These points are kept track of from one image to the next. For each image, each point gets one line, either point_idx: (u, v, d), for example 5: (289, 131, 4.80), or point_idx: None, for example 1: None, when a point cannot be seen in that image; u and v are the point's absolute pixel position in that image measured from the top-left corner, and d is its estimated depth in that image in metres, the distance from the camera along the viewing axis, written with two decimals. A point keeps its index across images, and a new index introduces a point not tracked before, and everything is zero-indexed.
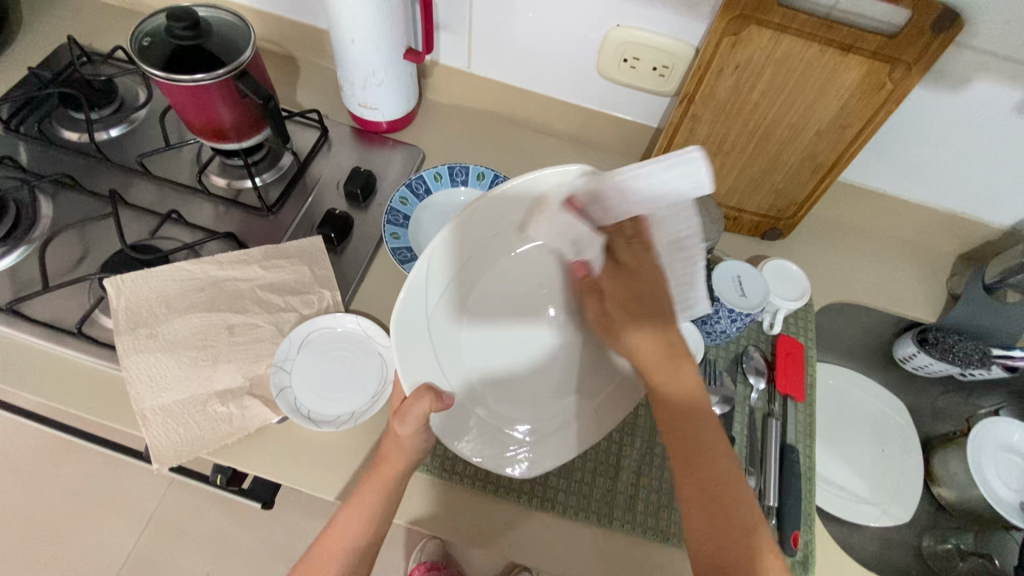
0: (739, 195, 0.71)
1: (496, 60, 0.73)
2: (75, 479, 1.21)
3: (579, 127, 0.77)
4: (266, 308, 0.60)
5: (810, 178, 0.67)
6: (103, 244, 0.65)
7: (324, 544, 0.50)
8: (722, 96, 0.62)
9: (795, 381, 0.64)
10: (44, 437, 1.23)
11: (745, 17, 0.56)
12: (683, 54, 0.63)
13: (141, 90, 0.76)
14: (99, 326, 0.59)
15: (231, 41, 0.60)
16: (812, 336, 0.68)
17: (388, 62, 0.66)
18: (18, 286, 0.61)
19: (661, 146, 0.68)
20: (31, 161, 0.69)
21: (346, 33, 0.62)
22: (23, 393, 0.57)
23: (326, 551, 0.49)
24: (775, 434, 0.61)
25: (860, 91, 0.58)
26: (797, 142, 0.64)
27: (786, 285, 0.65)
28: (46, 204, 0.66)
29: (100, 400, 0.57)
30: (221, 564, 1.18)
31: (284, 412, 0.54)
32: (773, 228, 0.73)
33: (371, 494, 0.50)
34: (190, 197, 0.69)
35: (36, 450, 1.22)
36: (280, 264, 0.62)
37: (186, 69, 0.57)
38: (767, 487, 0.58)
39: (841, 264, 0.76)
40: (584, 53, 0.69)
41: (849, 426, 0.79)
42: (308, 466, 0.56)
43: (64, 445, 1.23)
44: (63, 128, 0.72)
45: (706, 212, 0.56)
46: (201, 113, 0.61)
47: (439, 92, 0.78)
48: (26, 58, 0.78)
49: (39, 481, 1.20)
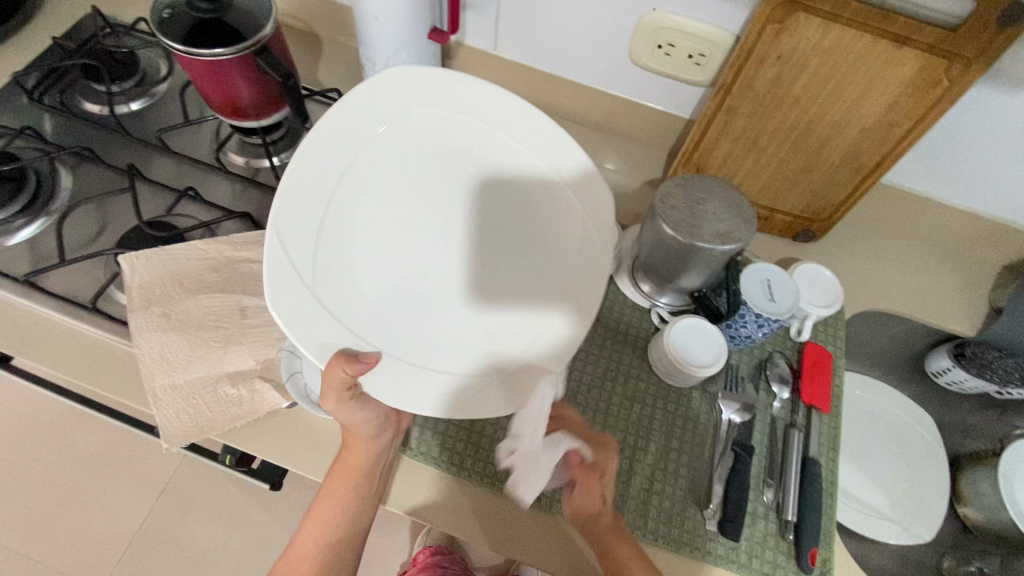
0: (772, 193, 0.68)
1: (523, 42, 0.71)
2: (93, 447, 1.24)
3: (606, 116, 0.74)
4: None
5: (850, 178, 0.64)
6: (121, 219, 0.64)
7: (301, 541, 0.56)
8: (762, 88, 0.58)
9: (821, 391, 0.61)
10: (65, 404, 1.26)
11: (792, 4, 0.52)
12: (721, 41, 0.60)
13: (163, 63, 0.75)
14: (113, 301, 0.59)
15: (251, 14, 0.58)
16: (841, 345, 0.65)
17: (411, 41, 0.64)
18: (36, 258, 0.61)
19: (692, 139, 0.65)
20: (52, 133, 0.69)
21: (369, 9, 0.60)
22: (40, 365, 0.58)
23: (306, 541, 0.55)
24: (797, 446, 0.58)
25: (912, 86, 0.54)
26: (838, 140, 0.60)
27: (817, 290, 0.62)
28: (66, 175, 0.66)
29: (114, 376, 0.57)
30: (231, 535, 1.21)
31: (294, 399, 0.53)
32: (806, 230, 0.70)
33: (337, 500, 0.54)
34: (208, 174, 0.68)
35: (57, 416, 1.25)
36: None
37: (205, 43, 0.56)
38: (785, 501, 0.55)
39: (877, 270, 0.72)
40: (615, 37, 0.65)
41: (872, 439, 0.76)
42: (317, 452, 0.55)
43: (83, 413, 1.26)
44: (85, 100, 0.71)
45: (738, 211, 0.53)
46: (221, 89, 0.60)
47: (463, 74, 0.76)
48: (51, 27, 0.78)
49: (59, 447, 1.23)
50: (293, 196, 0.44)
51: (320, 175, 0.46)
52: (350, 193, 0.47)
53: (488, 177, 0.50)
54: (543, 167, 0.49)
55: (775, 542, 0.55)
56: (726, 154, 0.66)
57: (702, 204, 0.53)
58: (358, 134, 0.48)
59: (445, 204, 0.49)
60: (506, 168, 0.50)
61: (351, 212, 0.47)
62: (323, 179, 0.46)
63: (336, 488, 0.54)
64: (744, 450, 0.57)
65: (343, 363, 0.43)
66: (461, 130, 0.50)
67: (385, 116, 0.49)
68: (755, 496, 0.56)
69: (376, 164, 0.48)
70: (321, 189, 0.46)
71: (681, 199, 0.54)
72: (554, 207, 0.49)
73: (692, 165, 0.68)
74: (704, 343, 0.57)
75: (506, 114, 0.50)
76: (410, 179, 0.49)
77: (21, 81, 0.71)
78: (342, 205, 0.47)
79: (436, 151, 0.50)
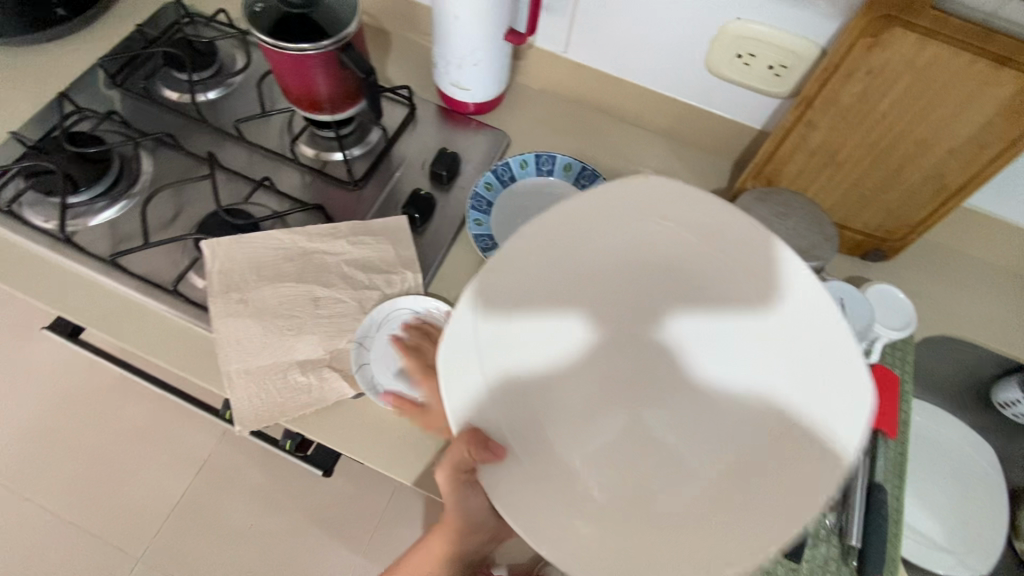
0: (844, 210, 0.66)
1: (596, 46, 0.70)
2: (138, 420, 1.28)
3: (674, 123, 0.73)
4: (349, 283, 0.60)
5: (931, 200, 0.62)
6: (197, 205, 0.66)
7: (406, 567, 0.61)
8: (847, 102, 0.57)
9: (888, 416, 0.59)
10: (115, 376, 1.30)
11: (889, 18, 0.51)
12: (805, 53, 0.59)
13: (239, 54, 0.76)
14: (190, 284, 0.61)
15: (337, 12, 0.59)
16: (910, 369, 0.63)
17: (488, 42, 0.64)
18: (117, 238, 0.64)
19: (766, 151, 0.64)
20: (133, 118, 0.71)
21: (450, 9, 0.61)
22: (120, 342, 0.60)
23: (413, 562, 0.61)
24: (863, 470, 0.57)
25: (1009, 109, 0.52)
26: (923, 158, 0.59)
27: (890, 313, 0.60)
28: (147, 160, 0.68)
29: (191, 357, 0.59)
30: (266, 516, 1.24)
31: (361, 389, 0.55)
32: (877, 249, 0.68)
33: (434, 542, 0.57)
34: (280, 165, 0.69)
35: (106, 387, 1.30)
36: (364, 241, 0.62)
37: (293, 38, 0.57)
38: (850, 525, 0.54)
39: (948, 294, 0.70)
40: (693, 45, 0.65)
41: (930, 468, 0.74)
42: (381, 444, 0.56)
43: (131, 386, 1.30)
44: (165, 88, 0.73)
45: (820, 229, 0.52)
46: (303, 83, 0.61)
47: (530, 76, 0.76)
48: (132, 14, 0.80)
49: (106, 418, 1.27)
50: (454, 359, 0.37)
51: (466, 354, 0.36)
52: (505, 356, 0.38)
53: (701, 292, 0.38)
54: (768, 295, 0.36)
55: (837, 566, 0.54)
56: (800, 168, 0.64)
57: (782, 219, 0.53)
58: (497, 312, 0.37)
59: (576, 287, 0.39)
60: (654, 239, 0.38)
61: (528, 382, 0.39)
62: (467, 357, 0.36)
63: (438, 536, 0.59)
64: None
65: (473, 444, 0.36)
66: (629, 238, 0.38)
67: (542, 263, 0.37)
68: (817, 518, 0.55)
69: (524, 308, 0.38)
70: (470, 371, 0.37)
71: (761, 213, 0.53)
72: (755, 317, 0.37)
73: (762, 178, 0.67)
74: (724, 340, 0.38)
75: (653, 205, 0.36)
76: (592, 313, 0.40)
77: (106, 66, 0.73)
78: (506, 354, 0.38)
79: (621, 273, 0.39)
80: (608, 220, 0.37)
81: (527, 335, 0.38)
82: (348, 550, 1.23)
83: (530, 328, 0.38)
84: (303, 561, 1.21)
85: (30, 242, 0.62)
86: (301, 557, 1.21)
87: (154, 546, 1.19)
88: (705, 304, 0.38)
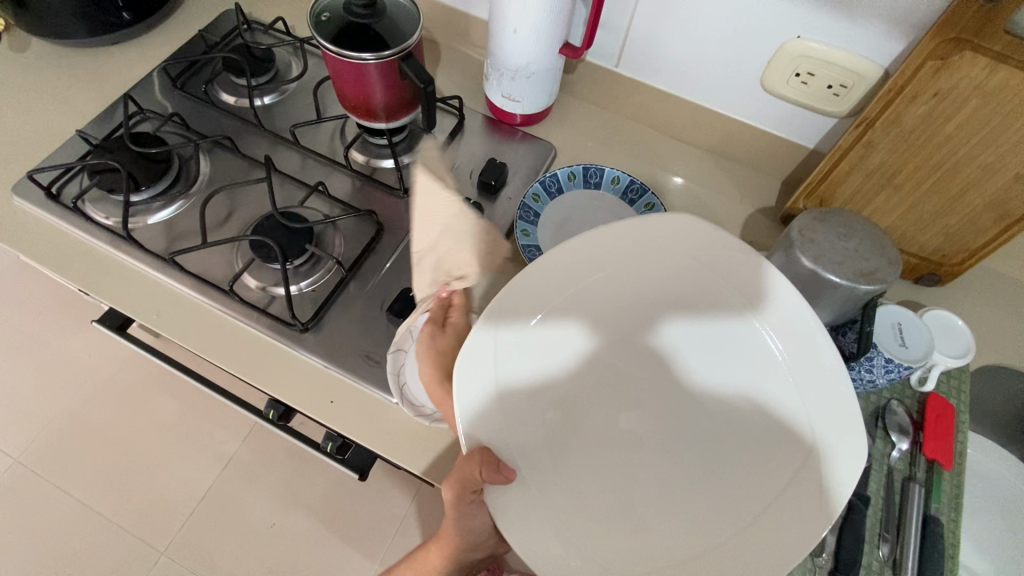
0: (899, 233, 0.65)
1: (647, 62, 0.71)
2: (168, 413, 1.30)
3: (722, 140, 0.73)
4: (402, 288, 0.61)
5: (992, 226, 0.60)
6: (251, 207, 0.67)
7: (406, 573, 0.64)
8: (909, 124, 0.56)
9: (945, 447, 0.57)
10: (148, 369, 1.33)
11: (958, 42, 0.50)
12: (868, 74, 0.58)
13: (295, 61, 0.78)
14: (244, 285, 0.62)
15: (399, 23, 0.60)
16: (965, 400, 0.61)
17: (543, 56, 0.65)
18: (174, 237, 0.65)
19: (821, 172, 0.63)
20: (192, 120, 0.73)
21: (509, 23, 0.62)
22: (175, 338, 0.61)
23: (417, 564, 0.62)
24: (917, 501, 0.55)
25: None
26: (986, 184, 0.57)
27: (949, 340, 0.59)
28: (204, 162, 0.70)
29: (241, 356, 0.60)
30: (288, 516, 1.24)
31: (398, 400, 0.56)
32: (931, 274, 0.67)
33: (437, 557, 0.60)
34: (331, 170, 0.71)
35: (139, 380, 1.33)
36: None
37: (356, 47, 0.58)
38: (904, 558, 0.53)
39: (1002, 323, 0.68)
40: (749, 63, 0.64)
41: (978, 503, 0.72)
42: (425, 449, 0.57)
43: (164, 379, 1.33)
44: (223, 92, 0.75)
45: (882, 252, 0.51)
46: (361, 91, 0.62)
47: (579, 90, 0.77)
48: (194, 20, 0.83)
49: (138, 410, 1.30)
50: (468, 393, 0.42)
51: (490, 366, 0.42)
52: (525, 367, 0.43)
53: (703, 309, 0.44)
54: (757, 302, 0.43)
55: None
56: (855, 190, 0.63)
57: (843, 240, 0.52)
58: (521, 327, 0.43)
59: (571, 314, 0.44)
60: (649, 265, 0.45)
61: (550, 393, 0.44)
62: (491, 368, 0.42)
63: (438, 548, 0.60)
64: (860, 499, 0.55)
65: (486, 466, 0.40)
66: (639, 263, 0.45)
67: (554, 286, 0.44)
68: (868, 549, 0.54)
69: (547, 324, 0.44)
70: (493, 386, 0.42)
71: (820, 234, 0.52)
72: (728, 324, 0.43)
73: (815, 197, 0.66)
74: (715, 350, 0.44)
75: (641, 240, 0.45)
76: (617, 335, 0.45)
77: (169, 70, 0.76)
78: (529, 363, 0.43)
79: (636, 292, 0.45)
80: (616, 250, 0.45)
81: (544, 346, 0.44)
82: (366, 555, 1.22)
83: (548, 342, 0.44)
84: (323, 564, 1.21)
85: (93, 238, 0.64)
86: (321, 559, 1.21)
87: (179, 540, 1.20)
88: (706, 319, 0.44)
